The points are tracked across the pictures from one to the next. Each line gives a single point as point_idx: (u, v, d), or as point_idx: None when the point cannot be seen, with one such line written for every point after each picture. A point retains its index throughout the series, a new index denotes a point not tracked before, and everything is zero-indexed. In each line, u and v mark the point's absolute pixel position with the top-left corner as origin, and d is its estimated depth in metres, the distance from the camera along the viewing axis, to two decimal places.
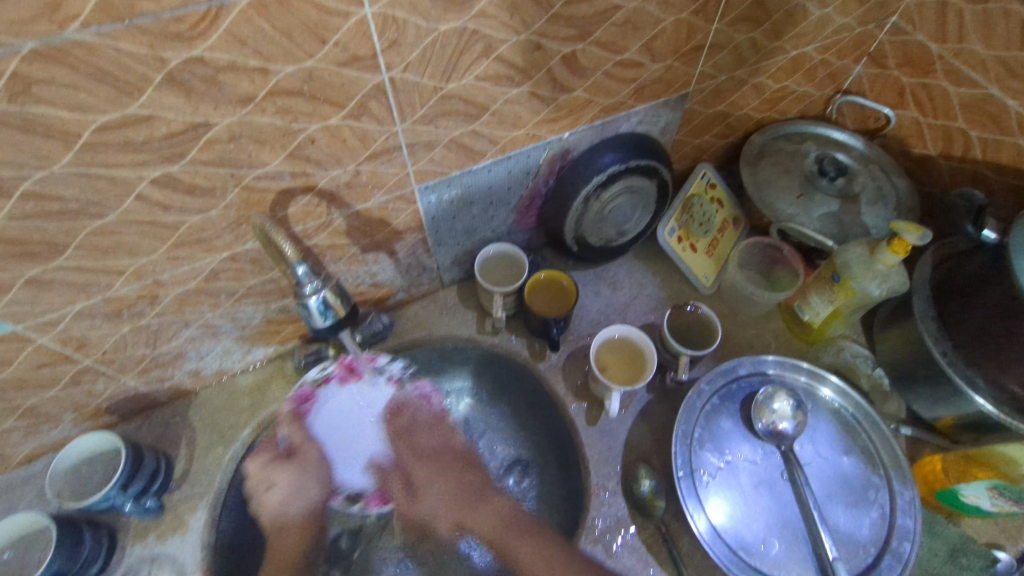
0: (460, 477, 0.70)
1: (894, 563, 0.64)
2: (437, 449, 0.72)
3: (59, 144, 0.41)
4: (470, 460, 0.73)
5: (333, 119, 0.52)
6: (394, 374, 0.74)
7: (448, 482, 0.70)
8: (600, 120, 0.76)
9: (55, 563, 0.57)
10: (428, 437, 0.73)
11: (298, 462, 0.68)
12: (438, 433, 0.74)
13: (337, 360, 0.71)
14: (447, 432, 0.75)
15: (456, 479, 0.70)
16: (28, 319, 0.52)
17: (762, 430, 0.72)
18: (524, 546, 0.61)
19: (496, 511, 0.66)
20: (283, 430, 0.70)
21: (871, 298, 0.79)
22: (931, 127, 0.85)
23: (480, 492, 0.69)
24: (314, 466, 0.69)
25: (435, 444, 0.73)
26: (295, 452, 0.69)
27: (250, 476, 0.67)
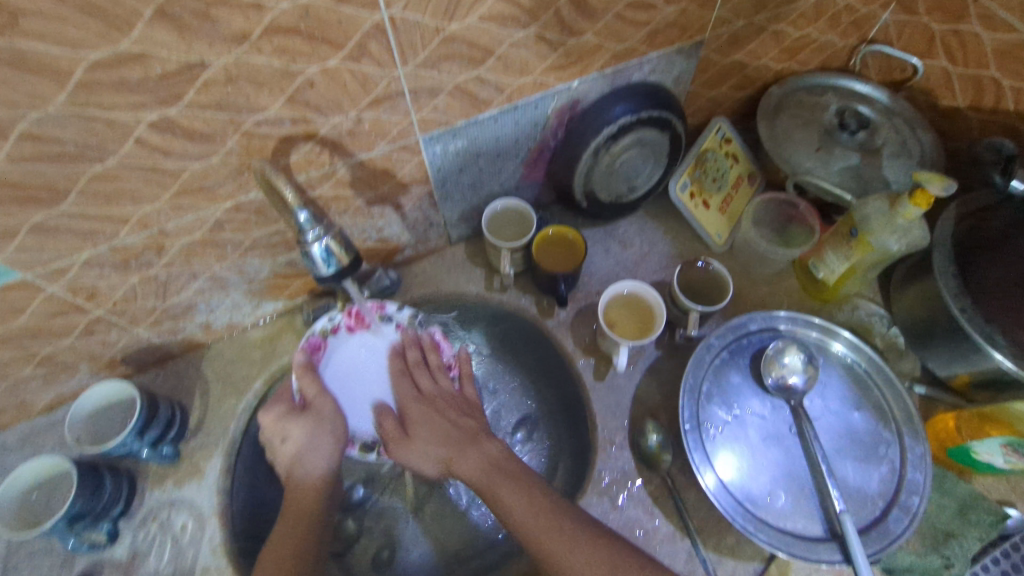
0: (455, 420, 0.69)
1: (902, 516, 0.64)
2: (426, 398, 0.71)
3: (52, 82, 0.40)
4: (463, 406, 0.72)
5: (332, 61, 0.50)
6: (404, 323, 0.75)
7: (443, 424, 0.68)
8: (611, 68, 0.73)
9: (77, 504, 0.59)
10: (425, 381, 0.72)
11: (311, 415, 0.65)
12: (436, 380, 0.73)
13: (345, 310, 0.72)
14: (445, 381, 0.74)
15: (452, 425, 0.68)
16: (37, 267, 0.53)
17: (772, 384, 0.71)
18: (507, 489, 0.61)
19: (486, 456, 0.65)
20: (296, 382, 0.67)
21: (890, 253, 0.77)
22: (961, 78, 0.80)
23: (472, 436, 0.67)
24: (330, 419, 0.66)
25: (431, 387, 0.72)
26: (311, 406, 0.66)
27: (265, 429, 0.65)
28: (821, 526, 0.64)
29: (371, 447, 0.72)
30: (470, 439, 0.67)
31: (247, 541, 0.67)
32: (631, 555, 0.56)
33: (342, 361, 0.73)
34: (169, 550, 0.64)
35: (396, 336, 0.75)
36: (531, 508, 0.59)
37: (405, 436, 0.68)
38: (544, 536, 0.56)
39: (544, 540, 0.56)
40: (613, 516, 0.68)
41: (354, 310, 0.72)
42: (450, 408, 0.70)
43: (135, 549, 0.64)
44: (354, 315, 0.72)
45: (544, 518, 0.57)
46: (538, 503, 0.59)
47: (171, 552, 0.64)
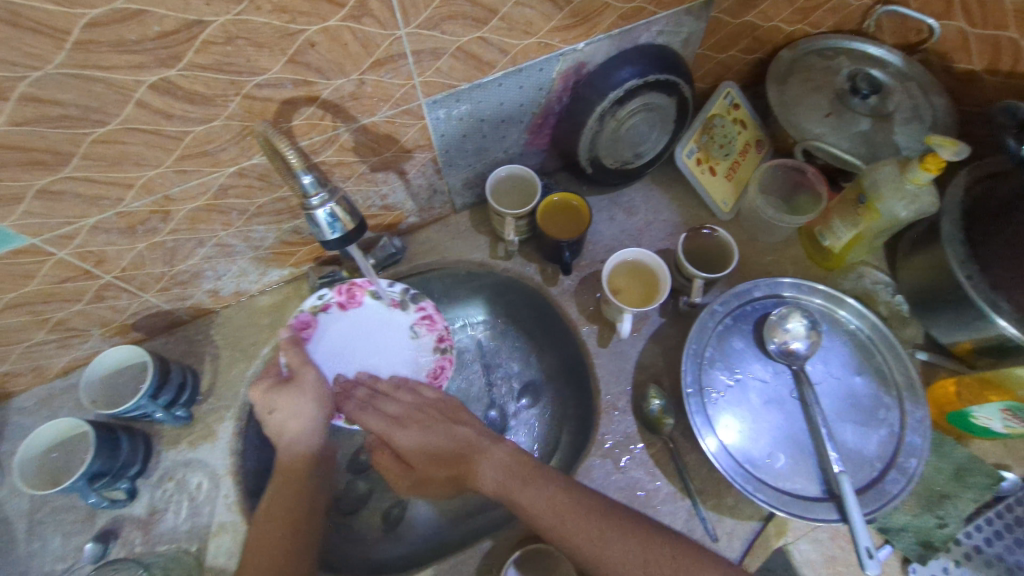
0: (448, 431, 0.66)
1: (899, 477, 0.65)
2: (407, 412, 0.68)
3: (50, 41, 0.40)
4: (447, 414, 0.69)
5: (332, 20, 0.49)
6: (395, 299, 0.76)
7: (434, 438, 0.65)
8: (618, 29, 0.71)
9: (96, 463, 0.61)
10: (396, 402, 0.69)
11: (297, 385, 0.64)
12: (402, 397, 0.70)
13: (335, 287, 0.74)
14: (414, 392, 0.71)
15: (447, 436, 0.66)
16: (45, 232, 0.53)
17: (775, 349, 0.72)
18: (525, 493, 0.59)
19: (494, 461, 0.64)
20: (283, 357, 0.67)
21: (898, 220, 0.75)
22: (978, 40, 0.78)
23: (470, 445, 0.65)
24: (315, 388, 0.64)
25: (405, 405, 0.69)
26: (295, 376, 0.65)
27: (254, 402, 0.63)
28: (819, 487, 0.65)
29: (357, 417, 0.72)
30: (469, 450, 0.65)
31: (260, 500, 0.69)
32: (659, 541, 0.56)
33: (331, 338, 0.74)
34: (186, 508, 0.66)
35: (387, 311, 0.76)
36: (547, 498, 0.59)
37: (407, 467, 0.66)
38: (562, 526, 0.57)
39: (571, 537, 0.56)
40: (615, 477, 0.70)
41: (345, 286, 0.74)
42: (436, 419, 0.67)
43: (152, 506, 0.66)
44: (344, 292, 0.74)
45: (564, 502, 0.58)
46: (554, 493, 0.59)
47: (188, 510, 0.66)
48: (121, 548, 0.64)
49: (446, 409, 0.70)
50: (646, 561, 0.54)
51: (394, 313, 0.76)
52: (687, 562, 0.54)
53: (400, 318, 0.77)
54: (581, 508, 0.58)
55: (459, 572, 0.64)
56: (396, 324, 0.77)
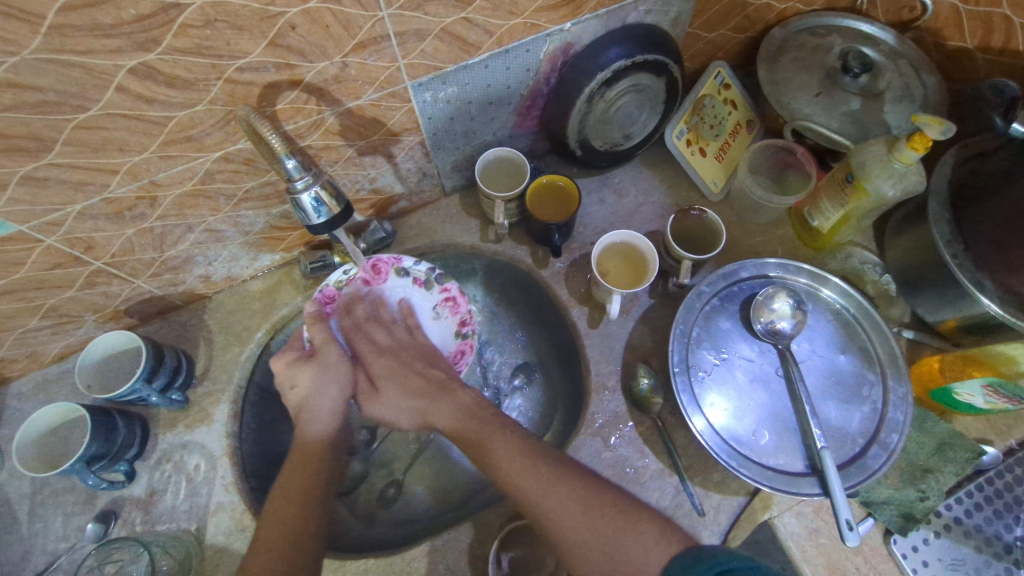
0: (421, 372, 0.70)
1: (880, 452, 0.66)
2: (392, 347, 0.72)
3: (24, 26, 0.39)
4: (428, 356, 0.73)
5: (312, 2, 0.49)
6: (419, 278, 0.76)
7: (412, 376, 0.69)
8: (604, 9, 0.71)
9: (93, 447, 0.62)
10: (386, 334, 0.74)
11: (319, 361, 0.65)
12: (393, 331, 0.75)
13: (362, 264, 0.74)
14: (405, 332, 0.75)
15: (421, 377, 0.69)
16: (31, 219, 0.53)
17: (761, 329, 0.73)
18: (486, 437, 0.62)
19: (459, 404, 0.67)
20: (307, 332, 0.69)
21: (886, 200, 0.76)
22: (970, 16, 0.77)
23: (442, 386, 0.69)
24: (337, 367, 0.65)
25: (393, 340, 0.73)
26: (317, 353, 0.66)
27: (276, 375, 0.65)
28: (802, 462, 0.67)
29: None
30: (440, 388, 0.68)
31: (257, 480, 0.71)
32: (604, 492, 0.57)
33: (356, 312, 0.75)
34: (184, 489, 0.67)
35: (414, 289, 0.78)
36: (507, 451, 0.60)
37: (374, 389, 0.69)
38: (521, 481, 0.58)
39: (521, 481, 0.58)
40: (605, 455, 0.71)
41: (370, 263, 0.74)
42: (416, 359, 0.72)
43: (151, 488, 0.68)
44: (372, 270, 0.75)
45: (526, 454, 0.60)
46: (514, 446, 0.61)
47: (186, 491, 0.67)
48: (122, 528, 0.65)
49: (426, 352, 0.74)
50: (589, 506, 0.56)
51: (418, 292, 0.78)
52: (629, 513, 0.55)
53: (425, 298, 0.78)
54: (537, 455, 0.60)
55: (452, 548, 0.66)
56: (421, 303, 0.78)
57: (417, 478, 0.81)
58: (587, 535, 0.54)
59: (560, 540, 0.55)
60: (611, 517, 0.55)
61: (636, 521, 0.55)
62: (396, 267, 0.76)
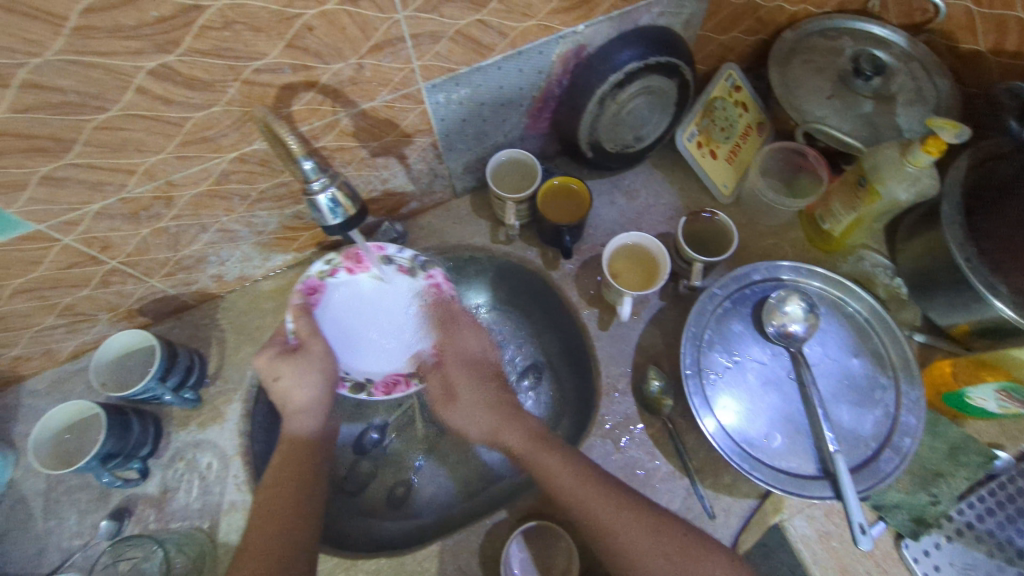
0: (499, 392, 0.70)
1: (893, 456, 0.66)
2: (472, 357, 0.73)
3: (48, 28, 0.40)
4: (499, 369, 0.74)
5: (330, 4, 0.49)
6: (404, 265, 0.73)
7: (487, 393, 0.70)
8: (617, 11, 0.71)
9: (108, 445, 0.62)
10: (474, 342, 0.75)
11: (303, 355, 0.64)
12: (467, 336, 0.75)
13: (342, 252, 0.71)
14: (477, 339, 0.75)
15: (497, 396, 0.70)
16: (49, 218, 0.54)
17: (773, 332, 0.73)
18: (553, 461, 0.62)
19: (529, 427, 0.67)
20: (291, 323, 0.67)
21: (898, 203, 0.75)
22: (984, 19, 0.77)
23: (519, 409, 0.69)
24: (320, 359, 0.65)
25: (477, 351, 0.74)
26: (302, 346, 0.65)
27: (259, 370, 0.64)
28: (814, 465, 0.66)
29: (362, 388, 0.72)
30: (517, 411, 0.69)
31: None
32: (671, 519, 0.59)
33: (340, 304, 0.73)
34: (197, 487, 0.68)
35: (399, 277, 0.74)
36: (576, 479, 0.60)
37: (449, 399, 0.70)
38: (591, 507, 0.58)
39: (593, 507, 0.58)
40: (615, 457, 0.71)
41: (352, 253, 0.71)
42: (489, 373, 0.72)
43: (164, 486, 0.68)
44: (352, 259, 0.72)
45: (596, 482, 0.60)
46: (581, 472, 0.61)
47: (199, 489, 0.68)
48: (135, 525, 0.66)
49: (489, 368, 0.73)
50: (659, 532, 0.57)
51: (400, 279, 0.74)
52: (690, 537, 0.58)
53: (409, 284, 0.75)
54: (605, 482, 0.60)
55: (463, 548, 0.66)
56: (407, 290, 0.75)
57: (427, 478, 0.81)
58: (659, 561, 0.56)
59: (633, 567, 0.56)
60: (678, 542, 0.57)
61: (703, 549, 0.57)
62: (379, 254, 0.73)
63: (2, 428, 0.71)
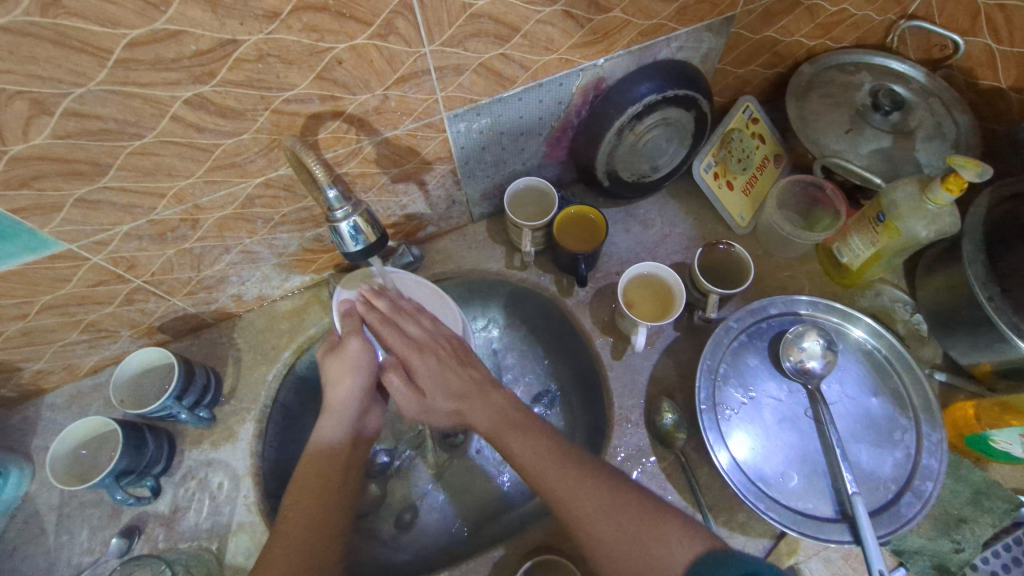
0: (459, 368, 0.65)
1: (914, 500, 0.64)
2: (427, 338, 0.65)
3: (93, 59, 0.41)
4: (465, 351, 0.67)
5: (360, 38, 0.51)
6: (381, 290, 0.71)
7: (450, 377, 0.64)
8: (637, 45, 0.72)
9: (122, 462, 0.63)
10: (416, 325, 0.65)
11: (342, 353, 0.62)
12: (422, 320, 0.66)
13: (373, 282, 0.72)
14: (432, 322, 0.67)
15: (458, 375, 0.64)
16: (81, 239, 0.55)
17: (790, 368, 0.72)
18: (516, 440, 0.61)
19: (495, 407, 0.64)
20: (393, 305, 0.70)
21: (917, 240, 0.75)
22: (1004, 57, 0.77)
23: (480, 389, 0.65)
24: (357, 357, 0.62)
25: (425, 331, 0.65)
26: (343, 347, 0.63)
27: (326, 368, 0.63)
28: (832, 508, 0.65)
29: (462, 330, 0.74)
30: (476, 391, 0.65)
31: (278, 500, 0.71)
32: (627, 490, 0.58)
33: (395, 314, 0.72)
34: (207, 506, 0.68)
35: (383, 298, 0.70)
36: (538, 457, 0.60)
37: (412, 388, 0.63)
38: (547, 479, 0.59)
39: (548, 479, 0.58)
40: None
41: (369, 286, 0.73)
42: (450, 352, 0.65)
43: (175, 504, 0.68)
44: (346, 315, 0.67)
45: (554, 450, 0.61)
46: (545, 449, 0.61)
47: (209, 508, 0.68)
48: (144, 544, 0.66)
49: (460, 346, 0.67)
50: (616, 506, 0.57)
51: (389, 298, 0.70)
52: (649, 512, 0.57)
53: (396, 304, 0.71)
54: (563, 456, 0.60)
55: None
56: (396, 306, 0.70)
57: (434, 503, 0.81)
58: (614, 535, 0.55)
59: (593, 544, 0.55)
60: (637, 518, 0.56)
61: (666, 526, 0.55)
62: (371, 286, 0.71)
63: (20, 441, 0.72)
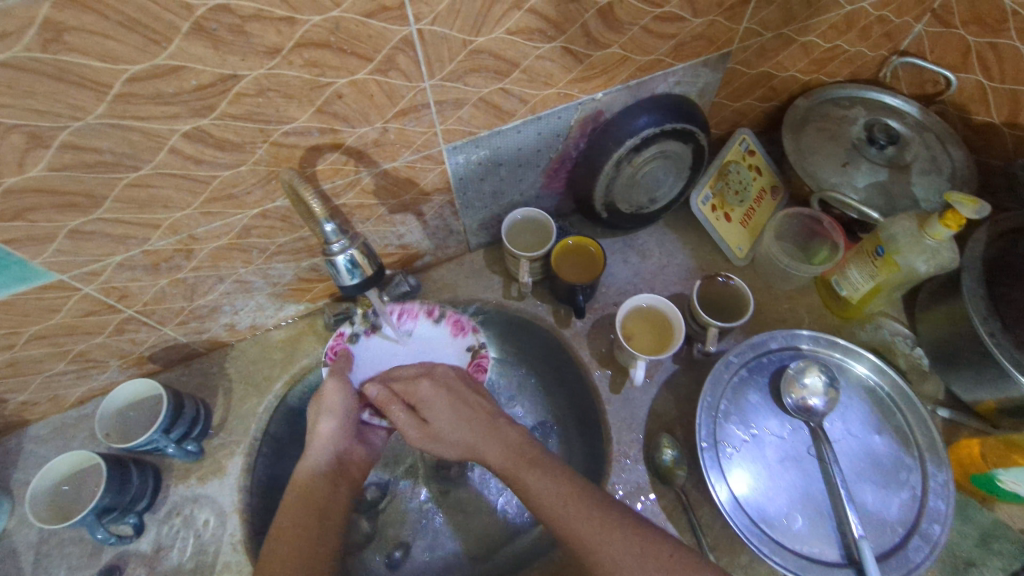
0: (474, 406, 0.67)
1: (923, 544, 0.63)
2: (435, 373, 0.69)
3: (92, 94, 0.41)
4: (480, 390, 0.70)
5: (360, 74, 0.51)
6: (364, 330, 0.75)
7: (466, 410, 0.65)
8: (635, 80, 0.73)
9: (104, 499, 0.61)
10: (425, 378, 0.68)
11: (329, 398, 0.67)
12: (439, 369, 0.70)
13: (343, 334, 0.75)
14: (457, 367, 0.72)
15: (471, 409, 0.66)
16: (72, 269, 0.54)
17: (791, 405, 0.71)
18: (533, 476, 0.60)
19: (507, 443, 0.63)
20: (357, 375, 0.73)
21: (916, 275, 0.75)
22: (996, 93, 0.78)
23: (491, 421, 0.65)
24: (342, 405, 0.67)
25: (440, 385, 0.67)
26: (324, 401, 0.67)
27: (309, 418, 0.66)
28: (837, 551, 0.63)
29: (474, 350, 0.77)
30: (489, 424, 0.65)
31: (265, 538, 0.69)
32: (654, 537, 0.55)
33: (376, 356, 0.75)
34: (191, 545, 0.66)
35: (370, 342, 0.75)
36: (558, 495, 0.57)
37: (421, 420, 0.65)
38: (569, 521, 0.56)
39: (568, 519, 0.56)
40: None
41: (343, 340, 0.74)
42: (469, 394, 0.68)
43: (158, 543, 0.66)
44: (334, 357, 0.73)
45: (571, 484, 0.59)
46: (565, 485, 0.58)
47: (193, 547, 0.66)
48: None
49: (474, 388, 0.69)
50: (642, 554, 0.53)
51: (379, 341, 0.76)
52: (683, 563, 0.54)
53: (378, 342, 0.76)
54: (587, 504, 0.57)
55: None
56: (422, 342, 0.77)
57: (426, 541, 0.78)
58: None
59: None
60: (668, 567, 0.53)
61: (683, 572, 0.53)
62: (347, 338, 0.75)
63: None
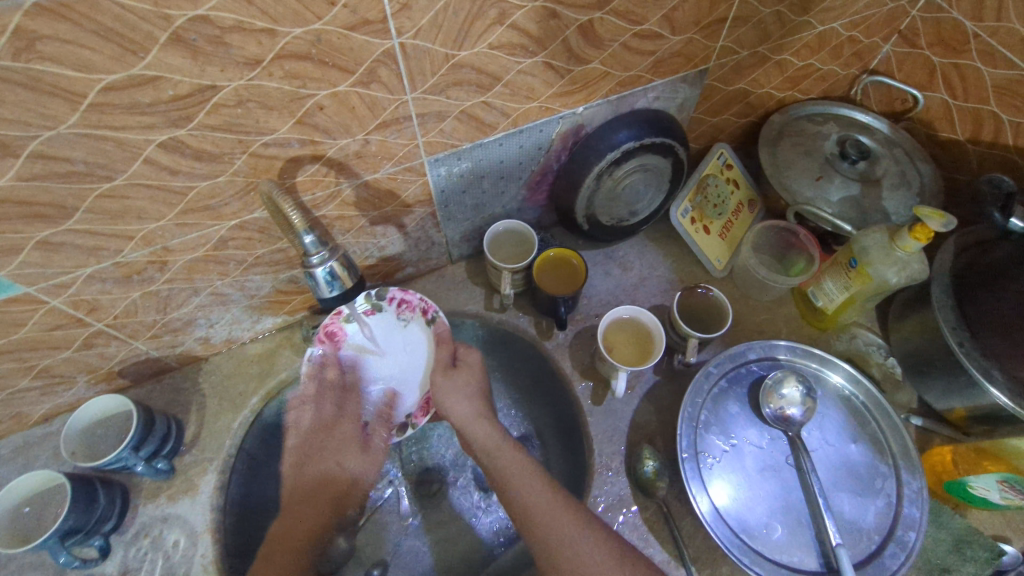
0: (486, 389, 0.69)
1: (898, 552, 0.64)
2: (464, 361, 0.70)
3: (66, 103, 0.41)
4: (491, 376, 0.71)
5: (342, 86, 0.51)
6: (368, 308, 0.73)
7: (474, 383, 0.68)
8: (615, 95, 0.74)
9: (70, 520, 0.59)
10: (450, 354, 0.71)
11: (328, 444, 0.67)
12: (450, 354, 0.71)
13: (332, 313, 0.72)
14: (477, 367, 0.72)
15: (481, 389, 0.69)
16: (40, 282, 0.53)
17: (770, 415, 0.71)
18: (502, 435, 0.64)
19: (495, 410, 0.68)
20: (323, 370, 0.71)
21: (888, 286, 0.76)
22: (960, 111, 0.81)
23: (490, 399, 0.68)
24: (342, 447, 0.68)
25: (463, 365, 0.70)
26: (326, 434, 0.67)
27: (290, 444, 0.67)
28: (816, 560, 0.64)
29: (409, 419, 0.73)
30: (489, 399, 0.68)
31: (239, 558, 0.67)
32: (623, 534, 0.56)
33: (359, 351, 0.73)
34: (160, 567, 0.64)
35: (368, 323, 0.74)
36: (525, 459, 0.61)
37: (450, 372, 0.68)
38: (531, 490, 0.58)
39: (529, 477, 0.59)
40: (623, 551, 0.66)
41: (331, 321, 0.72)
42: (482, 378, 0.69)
43: (125, 566, 0.64)
44: (323, 339, 0.71)
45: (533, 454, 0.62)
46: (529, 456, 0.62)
47: (162, 569, 0.64)
48: None
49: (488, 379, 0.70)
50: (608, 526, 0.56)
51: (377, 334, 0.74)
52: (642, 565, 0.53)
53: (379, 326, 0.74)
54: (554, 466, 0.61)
55: None
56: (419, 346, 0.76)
57: (409, 557, 0.77)
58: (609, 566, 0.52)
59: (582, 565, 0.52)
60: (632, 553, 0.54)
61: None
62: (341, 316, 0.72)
63: None
